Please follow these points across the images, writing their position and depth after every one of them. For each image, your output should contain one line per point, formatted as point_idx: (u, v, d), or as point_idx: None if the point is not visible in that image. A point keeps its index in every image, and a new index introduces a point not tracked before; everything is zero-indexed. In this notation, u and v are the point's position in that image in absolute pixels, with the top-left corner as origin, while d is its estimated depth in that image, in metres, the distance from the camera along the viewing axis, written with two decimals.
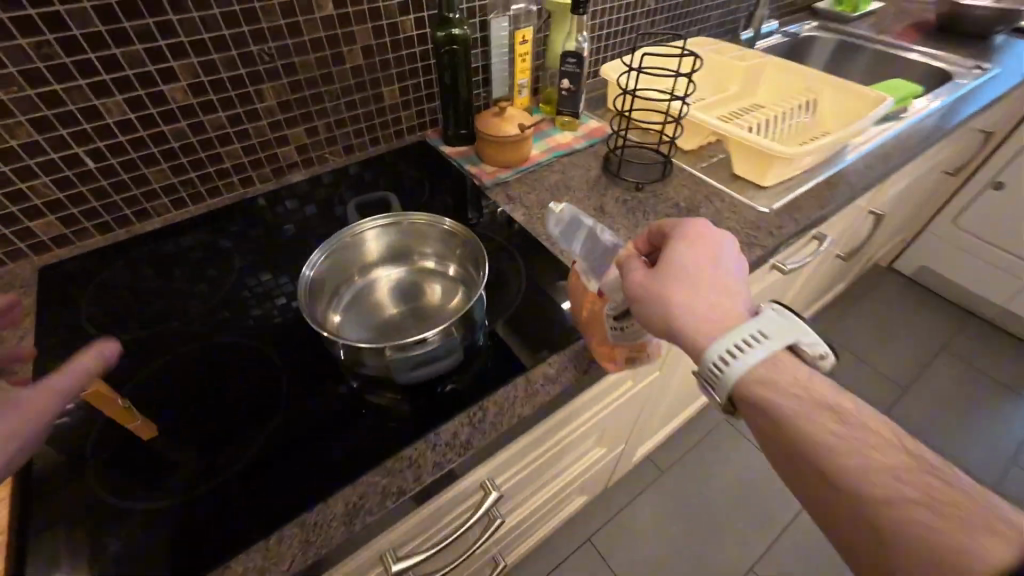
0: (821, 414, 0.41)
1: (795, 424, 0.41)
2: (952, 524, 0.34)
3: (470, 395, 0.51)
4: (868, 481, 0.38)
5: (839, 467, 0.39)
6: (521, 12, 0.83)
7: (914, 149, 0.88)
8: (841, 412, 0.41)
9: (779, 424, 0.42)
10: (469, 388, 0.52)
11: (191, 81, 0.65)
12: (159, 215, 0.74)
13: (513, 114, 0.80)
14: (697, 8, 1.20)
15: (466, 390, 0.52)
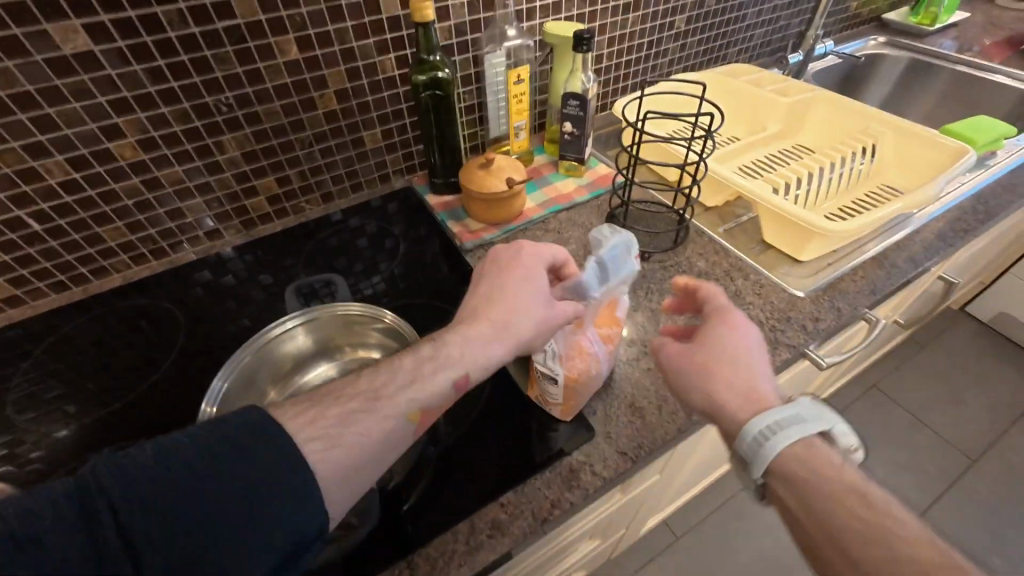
0: (852, 495, 0.38)
1: (821, 495, 0.38)
2: None
3: (399, 546, 0.42)
4: (898, 562, 0.34)
5: (869, 545, 0.35)
6: (519, 48, 0.73)
7: (1000, 213, 0.71)
8: (864, 496, 0.38)
9: (806, 496, 0.39)
10: (400, 535, 0.43)
11: (140, 136, 0.60)
12: (119, 271, 0.70)
13: (501, 166, 0.70)
14: (736, 27, 1.05)
15: (396, 538, 0.43)
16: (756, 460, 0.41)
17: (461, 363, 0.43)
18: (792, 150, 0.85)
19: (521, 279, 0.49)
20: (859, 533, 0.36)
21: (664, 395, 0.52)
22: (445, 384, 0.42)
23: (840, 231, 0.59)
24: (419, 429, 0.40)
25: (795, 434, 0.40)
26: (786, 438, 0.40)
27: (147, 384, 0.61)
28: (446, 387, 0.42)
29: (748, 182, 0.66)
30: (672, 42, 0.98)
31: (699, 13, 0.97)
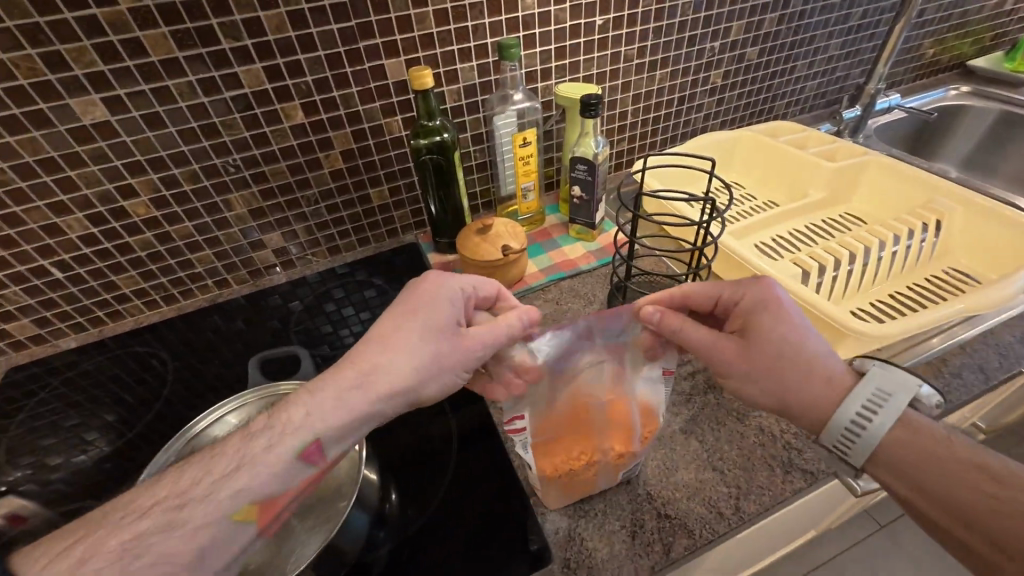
0: (950, 457, 0.38)
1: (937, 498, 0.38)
2: None
3: None
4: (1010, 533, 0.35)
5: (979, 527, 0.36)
6: (527, 110, 0.71)
7: None
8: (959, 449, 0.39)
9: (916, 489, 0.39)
10: None
11: (153, 195, 0.64)
12: (134, 315, 0.74)
13: (498, 233, 0.67)
14: (783, 79, 0.97)
15: None
16: (852, 450, 0.40)
17: (315, 430, 0.39)
18: (838, 219, 0.75)
19: (415, 320, 0.44)
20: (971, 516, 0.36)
21: (642, 519, 0.45)
22: (290, 457, 0.39)
23: (877, 333, 0.51)
24: (259, 526, 0.38)
25: (895, 409, 0.40)
26: (887, 416, 0.40)
27: (133, 432, 0.62)
28: (289, 460, 0.39)
29: (771, 265, 0.59)
30: (707, 97, 0.91)
31: (739, 67, 0.90)
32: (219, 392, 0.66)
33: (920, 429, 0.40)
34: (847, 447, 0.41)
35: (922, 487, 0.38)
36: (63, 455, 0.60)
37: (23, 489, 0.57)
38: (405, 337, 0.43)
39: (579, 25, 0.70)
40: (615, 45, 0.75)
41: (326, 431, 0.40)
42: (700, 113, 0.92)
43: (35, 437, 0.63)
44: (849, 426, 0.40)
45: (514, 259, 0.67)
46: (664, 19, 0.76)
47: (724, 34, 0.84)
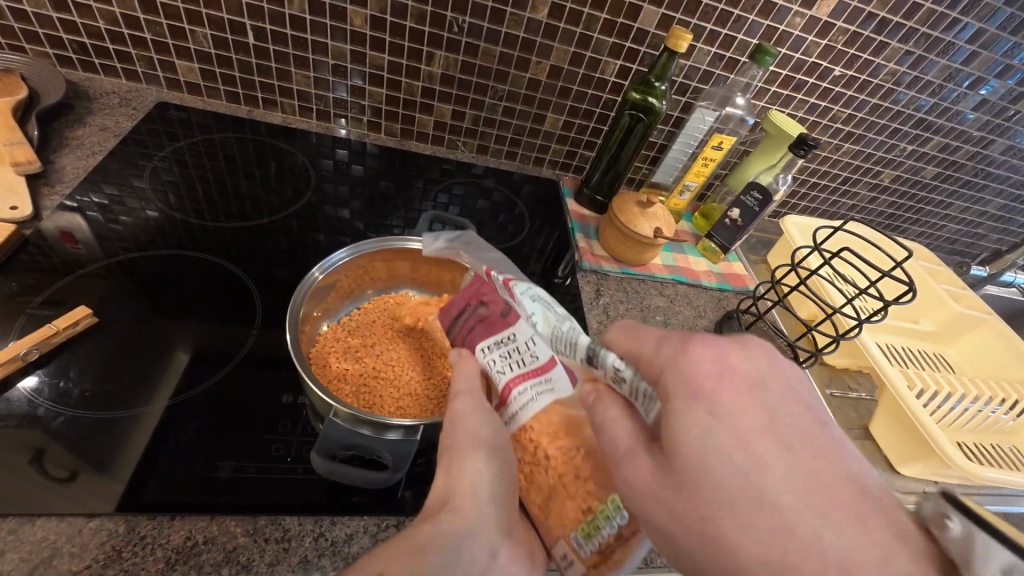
0: (798, 420, 0.27)
1: (798, 406, 0.28)
2: (810, 501, 0.25)
3: (373, 505, 0.41)
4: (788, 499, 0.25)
5: (777, 474, 0.25)
6: (734, 118, 0.71)
7: None
8: (794, 407, 0.28)
9: (761, 393, 0.28)
10: (379, 500, 0.41)
11: (377, 14, 0.63)
12: (283, 112, 0.74)
13: (657, 213, 0.67)
14: (933, 211, 0.99)
15: (372, 500, 0.41)
16: (630, 389, 0.31)
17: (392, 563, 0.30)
18: (937, 357, 0.77)
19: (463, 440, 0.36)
20: (793, 437, 0.26)
21: None
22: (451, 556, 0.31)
23: (976, 477, 0.52)
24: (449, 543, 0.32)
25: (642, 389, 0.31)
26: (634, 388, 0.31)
27: (259, 218, 0.64)
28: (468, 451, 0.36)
29: (891, 366, 0.61)
30: (865, 189, 0.92)
31: (910, 178, 0.91)
32: (344, 224, 0.68)
33: (781, 395, 0.28)
34: (635, 396, 0.31)
35: (780, 414, 0.27)
36: (193, 208, 0.62)
37: (161, 217, 0.59)
38: (470, 438, 0.36)
39: (818, 66, 0.70)
40: (831, 100, 0.76)
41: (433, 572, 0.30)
42: (850, 200, 0.94)
43: (164, 176, 0.64)
44: (640, 396, 0.31)
45: (656, 244, 0.68)
46: (886, 101, 0.76)
47: (921, 143, 0.84)
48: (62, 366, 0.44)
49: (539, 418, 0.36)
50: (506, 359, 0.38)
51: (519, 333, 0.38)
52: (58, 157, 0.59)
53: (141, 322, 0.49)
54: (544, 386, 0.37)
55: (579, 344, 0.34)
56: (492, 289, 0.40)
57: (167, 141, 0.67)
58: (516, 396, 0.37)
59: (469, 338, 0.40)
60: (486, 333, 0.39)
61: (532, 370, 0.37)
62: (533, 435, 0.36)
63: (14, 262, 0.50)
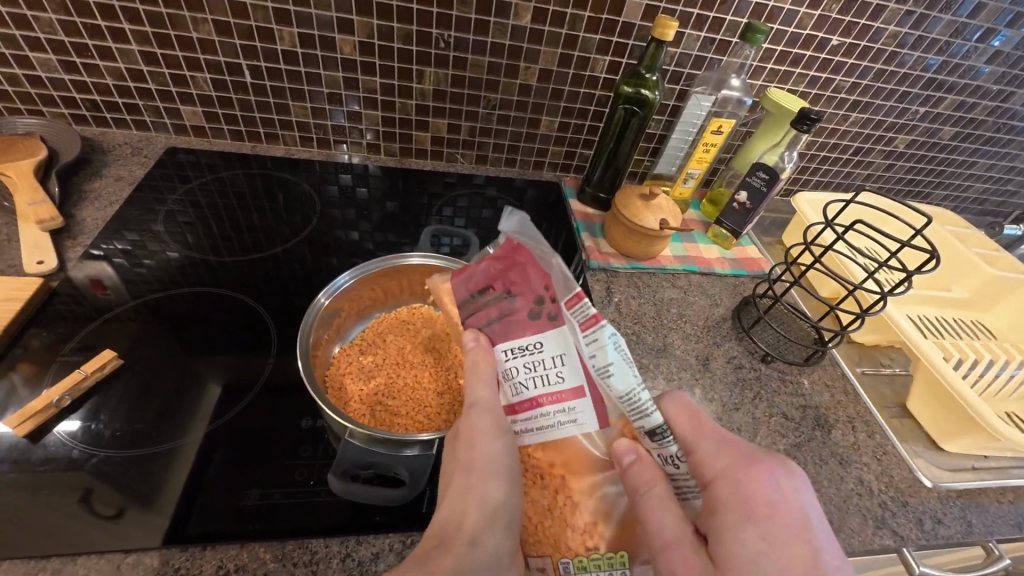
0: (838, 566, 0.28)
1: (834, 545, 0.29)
2: None
3: (394, 521, 0.41)
4: None
5: None
6: (732, 101, 0.70)
7: None
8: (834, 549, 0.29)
9: (806, 527, 0.29)
10: (399, 516, 0.42)
11: (364, 40, 0.65)
12: (285, 144, 0.77)
13: (661, 205, 0.66)
14: (957, 172, 0.94)
15: (392, 517, 0.42)
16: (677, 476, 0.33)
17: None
18: (975, 325, 0.73)
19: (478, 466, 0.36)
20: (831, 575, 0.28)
21: None
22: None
23: None
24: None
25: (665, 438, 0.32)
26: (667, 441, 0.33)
27: (268, 249, 0.66)
28: (486, 473, 0.36)
29: (921, 337, 0.58)
30: (880, 158, 0.89)
31: (927, 141, 0.87)
32: (352, 246, 0.69)
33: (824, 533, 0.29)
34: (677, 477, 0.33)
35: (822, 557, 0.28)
36: (207, 244, 0.64)
37: (181, 257, 0.62)
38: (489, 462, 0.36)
39: (815, 37, 0.69)
40: (832, 71, 0.73)
41: None
42: (865, 170, 0.91)
43: (178, 217, 0.66)
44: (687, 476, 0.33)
45: (664, 236, 0.67)
46: (891, 64, 0.74)
47: (934, 103, 0.81)
48: (93, 409, 0.46)
49: (551, 440, 0.36)
50: (535, 366, 0.35)
51: (547, 344, 0.35)
52: (79, 210, 0.62)
53: (165, 360, 0.50)
54: (567, 415, 0.34)
55: (648, 417, 0.32)
56: (525, 279, 0.36)
57: (178, 184, 0.69)
58: (533, 416, 0.35)
59: (489, 328, 0.37)
60: (511, 333, 0.36)
61: (550, 391, 0.35)
62: (540, 457, 0.37)
63: (45, 314, 0.52)
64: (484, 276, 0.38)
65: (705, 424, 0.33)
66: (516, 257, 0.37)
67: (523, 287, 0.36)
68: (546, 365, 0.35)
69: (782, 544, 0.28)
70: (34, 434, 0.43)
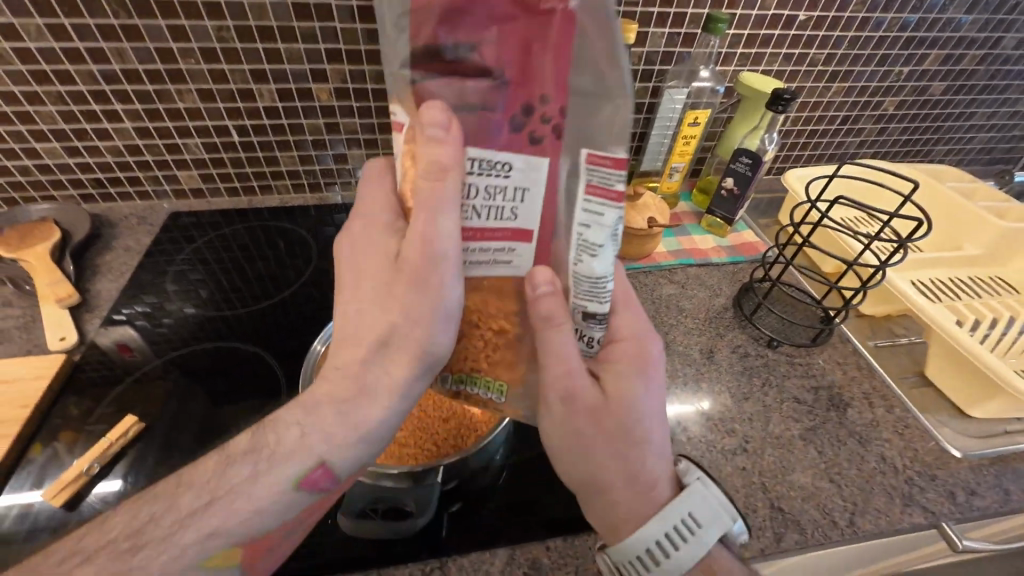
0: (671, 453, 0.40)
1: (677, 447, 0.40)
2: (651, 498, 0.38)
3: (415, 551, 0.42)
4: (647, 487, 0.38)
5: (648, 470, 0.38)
6: (704, 91, 0.70)
7: None
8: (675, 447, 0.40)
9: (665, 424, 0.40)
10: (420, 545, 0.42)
11: (339, 85, 0.67)
12: (279, 193, 0.80)
13: (648, 203, 0.67)
14: (955, 125, 0.91)
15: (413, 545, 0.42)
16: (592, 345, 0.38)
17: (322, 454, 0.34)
18: (992, 281, 0.71)
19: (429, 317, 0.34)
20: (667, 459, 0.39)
21: (755, 505, 0.46)
22: (290, 486, 0.34)
23: None
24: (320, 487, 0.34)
25: (598, 291, 0.35)
26: (593, 285, 0.35)
27: (272, 297, 0.68)
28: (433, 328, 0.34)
29: (930, 303, 0.56)
30: (871, 123, 0.88)
31: (917, 99, 0.86)
32: None
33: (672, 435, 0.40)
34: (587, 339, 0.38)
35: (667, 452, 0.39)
36: (214, 300, 0.67)
37: (196, 314, 0.65)
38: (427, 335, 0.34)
39: (781, 16, 0.68)
40: (805, 45, 0.73)
41: (331, 451, 0.34)
42: (857, 138, 0.89)
43: (186, 277, 0.69)
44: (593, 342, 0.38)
45: (654, 234, 0.67)
46: (865, 30, 0.73)
47: (917, 61, 0.79)
48: (121, 472, 0.48)
49: (484, 282, 0.35)
50: (496, 194, 0.32)
51: (525, 181, 0.32)
52: (95, 284, 0.66)
53: (184, 418, 0.53)
54: (504, 255, 0.34)
55: (603, 294, 0.35)
56: (540, 73, 0.30)
57: (183, 245, 0.73)
58: (470, 249, 0.33)
59: (474, 119, 0.31)
60: (493, 141, 0.31)
61: (496, 228, 0.33)
62: (471, 298, 0.36)
63: (72, 386, 0.55)
64: (500, 68, 0.30)
65: (619, 312, 0.42)
66: (545, 57, 0.30)
67: (536, 73, 0.31)
68: (517, 205, 0.32)
69: (655, 430, 0.39)
70: (70, 503, 0.45)
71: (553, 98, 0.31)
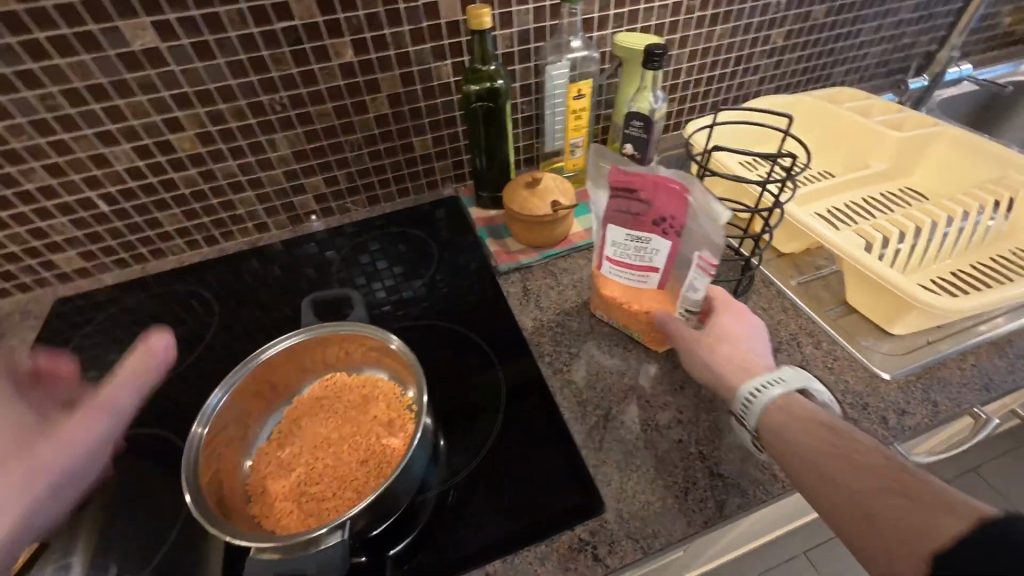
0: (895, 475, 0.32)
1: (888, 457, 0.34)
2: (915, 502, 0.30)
3: None
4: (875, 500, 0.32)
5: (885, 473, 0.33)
6: (581, 61, 0.68)
7: None
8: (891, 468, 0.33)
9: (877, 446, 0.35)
10: None
11: (200, 130, 0.62)
12: (174, 254, 0.74)
13: (549, 187, 0.64)
14: (846, 44, 0.92)
15: None
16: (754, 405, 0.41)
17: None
18: (902, 192, 0.71)
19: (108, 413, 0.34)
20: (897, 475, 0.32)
21: (694, 476, 0.45)
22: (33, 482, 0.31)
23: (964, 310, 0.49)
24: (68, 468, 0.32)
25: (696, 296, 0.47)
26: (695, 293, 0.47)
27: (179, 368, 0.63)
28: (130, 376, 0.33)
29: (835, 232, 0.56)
30: (764, 59, 0.87)
31: (802, 27, 0.85)
32: (265, 332, 0.67)
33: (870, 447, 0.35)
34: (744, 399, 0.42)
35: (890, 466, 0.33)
36: None
37: None
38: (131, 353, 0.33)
39: None
40: None
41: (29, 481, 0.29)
42: (755, 76, 0.89)
43: (85, 367, 0.64)
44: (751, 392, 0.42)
45: (562, 216, 0.65)
46: None
47: None
48: None
49: (606, 283, 0.53)
50: (639, 250, 0.48)
51: (654, 242, 0.47)
52: None
53: None
54: (637, 276, 0.50)
55: (692, 297, 0.47)
56: (667, 202, 0.44)
57: (76, 334, 0.67)
58: (621, 269, 0.51)
59: (622, 215, 0.47)
60: (629, 227, 0.47)
61: (645, 233, 0.46)
62: (610, 292, 0.53)
63: None
64: (642, 204, 0.45)
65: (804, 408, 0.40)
66: (667, 194, 0.43)
67: (661, 206, 0.44)
68: (623, 254, 0.49)
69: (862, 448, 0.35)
70: None
71: (674, 216, 0.44)
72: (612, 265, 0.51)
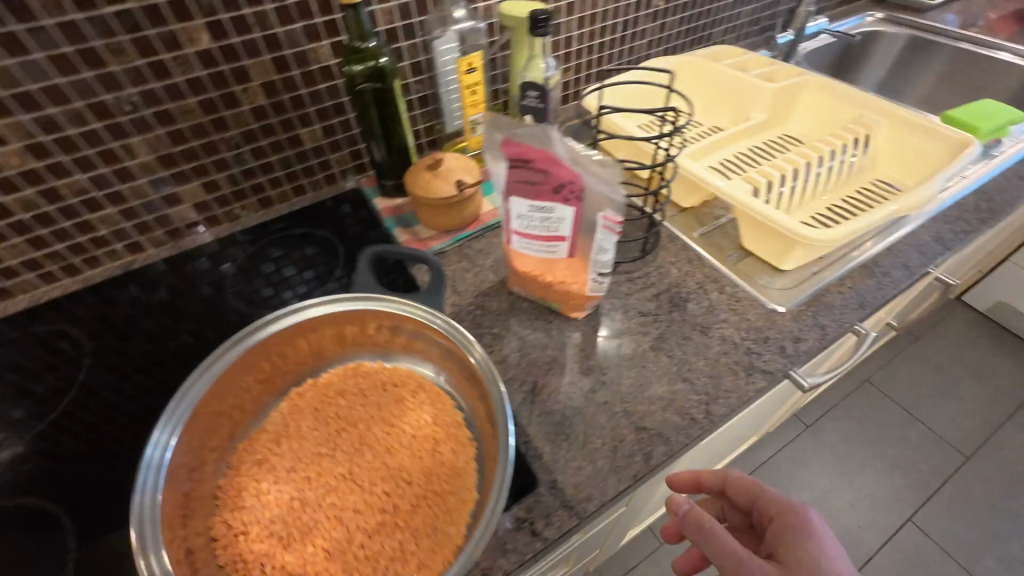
0: None
1: None
2: None
3: None
4: None
5: None
6: (468, 33, 0.66)
7: (993, 215, 0.64)
8: None
9: None
10: None
11: (29, 142, 0.53)
12: (26, 291, 0.63)
13: (451, 166, 0.62)
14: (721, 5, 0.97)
15: None
16: None
17: None
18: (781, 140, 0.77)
19: None
20: None
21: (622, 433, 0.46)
22: None
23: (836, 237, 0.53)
24: None
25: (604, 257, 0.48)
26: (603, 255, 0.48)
27: (50, 421, 0.54)
28: None
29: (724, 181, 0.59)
30: (650, 22, 0.89)
31: None
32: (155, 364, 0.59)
33: None
34: None
35: None
36: None
37: None
38: None
39: None
40: None
41: None
42: (643, 40, 0.91)
43: None
44: None
45: (469, 196, 0.63)
46: None
47: None
48: None
49: (517, 255, 0.52)
50: (545, 221, 0.47)
51: (557, 211, 0.46)
52: None
53: None
54: (547, 247, 0.50)
55: (602, 259, 0.48)
56: (565, 171, 0.44)
57: None
58: (531, 242, 0.50)
59: (520, 184, 0.46)
60: (531, 197, 0.46)
61: (548, 202, 0.46)
62: (522, 263, 0.53)
63: None
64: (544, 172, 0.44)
65: None
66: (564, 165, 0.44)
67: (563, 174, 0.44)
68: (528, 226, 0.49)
69: None
70: None
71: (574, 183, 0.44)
72: (517, 238, 0.50)
